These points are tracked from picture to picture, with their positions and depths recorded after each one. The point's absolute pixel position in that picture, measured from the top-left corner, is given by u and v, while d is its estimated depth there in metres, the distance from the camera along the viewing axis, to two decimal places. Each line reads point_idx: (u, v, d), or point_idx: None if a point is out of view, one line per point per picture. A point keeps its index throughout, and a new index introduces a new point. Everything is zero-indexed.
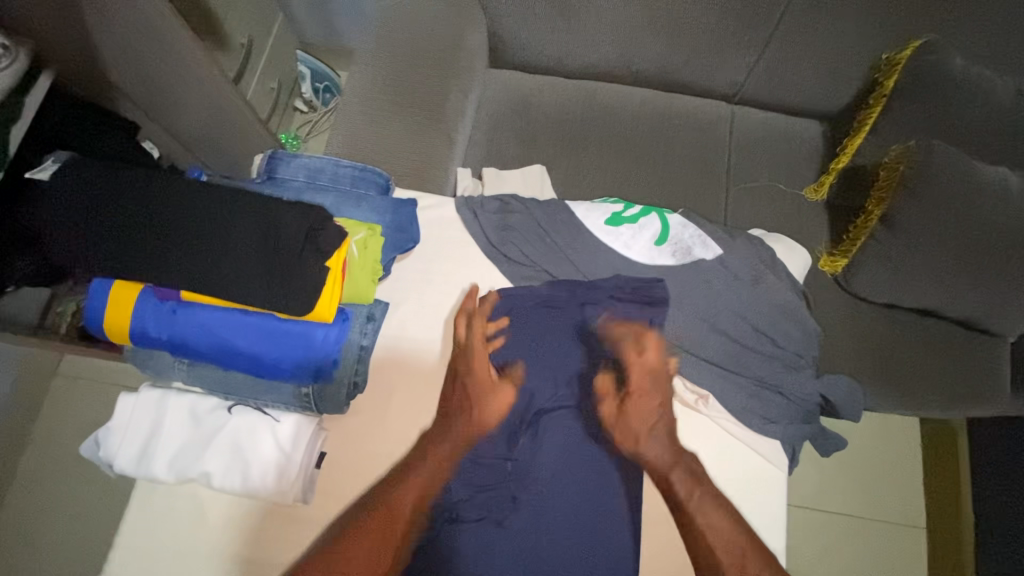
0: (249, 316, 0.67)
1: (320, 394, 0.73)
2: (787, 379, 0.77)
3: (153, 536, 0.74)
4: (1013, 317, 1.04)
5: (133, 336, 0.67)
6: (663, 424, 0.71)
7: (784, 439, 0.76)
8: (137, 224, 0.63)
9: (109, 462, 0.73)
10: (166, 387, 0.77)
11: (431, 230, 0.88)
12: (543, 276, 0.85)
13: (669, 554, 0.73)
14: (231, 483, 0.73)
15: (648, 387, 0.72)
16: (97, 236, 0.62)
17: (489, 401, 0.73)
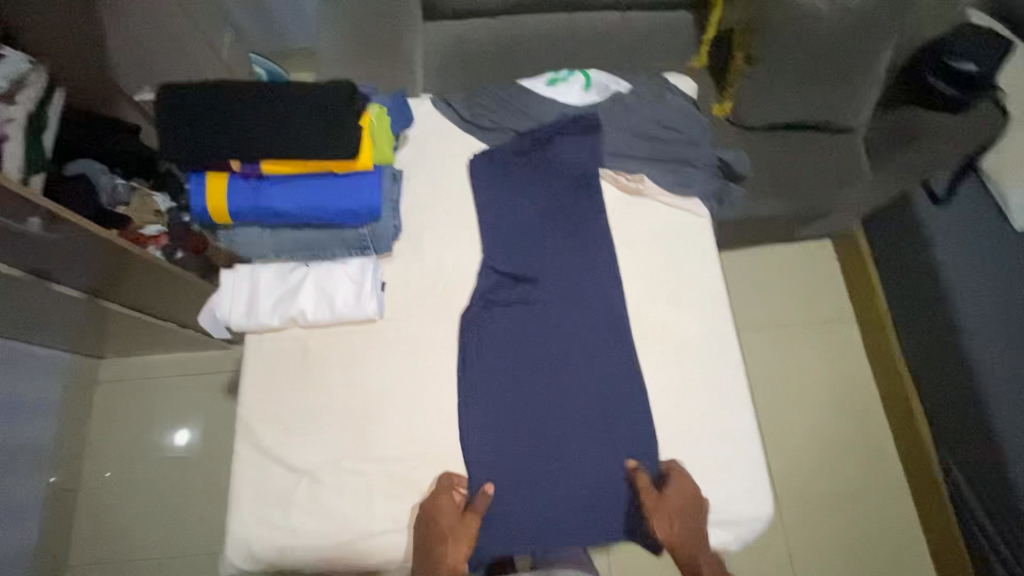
0: (312, 177, 0.93)
1: (373, 234, 0.98)
2: (694, 155, 1.08)
3: (271, 371, 0.98)
4: (852, 108, 1.42)
5: (231, 212, 0.93)
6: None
7: (702, 196, 1.08)
8: (233, 117, 0.88)
9: (226, 323, 0.97)
10: (252, 263, 1.01)
11: (419, 120, 1.15)
12: (509, 132, 1.13)
13: (641, 287, 1.04)
14: (322, 314, 0.98)
15: (673, 511, 0.88)
16: (204, 127, 0.88)
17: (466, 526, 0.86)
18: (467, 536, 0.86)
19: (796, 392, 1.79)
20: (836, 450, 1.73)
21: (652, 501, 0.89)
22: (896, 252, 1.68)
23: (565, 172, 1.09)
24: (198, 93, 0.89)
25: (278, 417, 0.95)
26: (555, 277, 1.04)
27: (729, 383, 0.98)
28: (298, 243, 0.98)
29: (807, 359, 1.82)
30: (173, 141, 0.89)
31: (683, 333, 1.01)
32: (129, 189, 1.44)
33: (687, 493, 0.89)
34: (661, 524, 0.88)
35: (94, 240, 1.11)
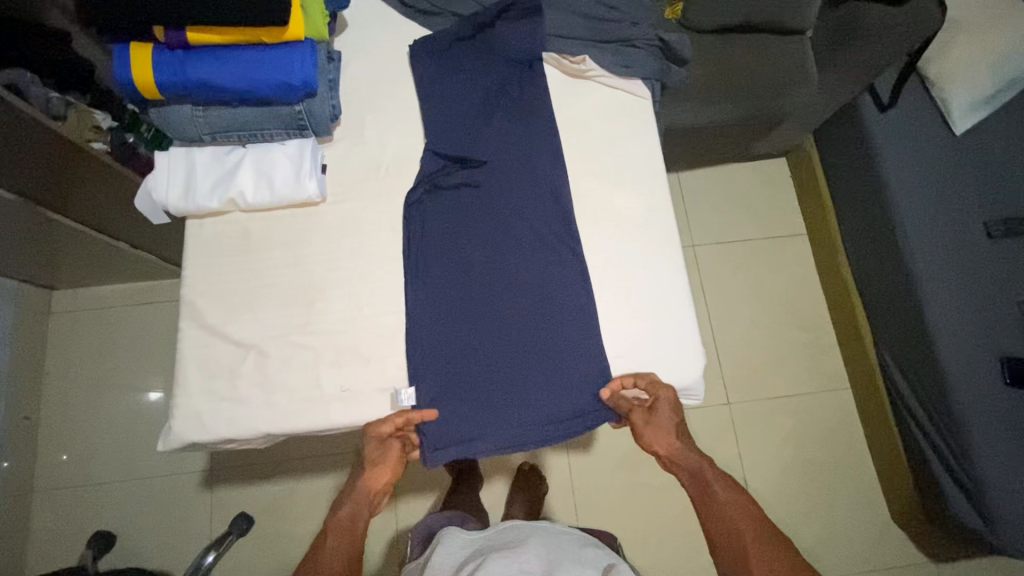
0: (242, 48, 0.91)
1: (310, 112, 0.97)
2: (636, 35, 1.07)
3: (213, 253, 0.97)
4: (801, 8, 1.42)
5: (158, 85, 0.90)
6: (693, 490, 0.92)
7: (643, 77, 1.08)
8: None
9: (163, 207, 0.96)
10: (188, 147, 0.99)
11: (357, 5, 1.11)
12: (450, 15, 1.10)
13: (583, 167, 1.05)
14: (263, 197, 0.97)
15: (669, 427, 0.94)
16: None
17: (382, 467, 0.91)
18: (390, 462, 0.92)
19: (747, 300, 1.90)
20: (778, 354, 1.85)
21: (644, 423, 0.95)
22: (843, 164, 1.76)
23: (507, 55, 1.08)
24: None
25: (223, 296, 0.95)
26: (497, 157, 1.04)
27: (667, 256, 1.02)
28: (232, 122, 0.96)
29: (758, 270, 1.92)
30: (90, 6, 0.85)
31: (623, 209, 1.03)
32: (66, 102, 1.16)
33: (673, 407, 0.94)
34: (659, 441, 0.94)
35: (49, 134, 1.12)
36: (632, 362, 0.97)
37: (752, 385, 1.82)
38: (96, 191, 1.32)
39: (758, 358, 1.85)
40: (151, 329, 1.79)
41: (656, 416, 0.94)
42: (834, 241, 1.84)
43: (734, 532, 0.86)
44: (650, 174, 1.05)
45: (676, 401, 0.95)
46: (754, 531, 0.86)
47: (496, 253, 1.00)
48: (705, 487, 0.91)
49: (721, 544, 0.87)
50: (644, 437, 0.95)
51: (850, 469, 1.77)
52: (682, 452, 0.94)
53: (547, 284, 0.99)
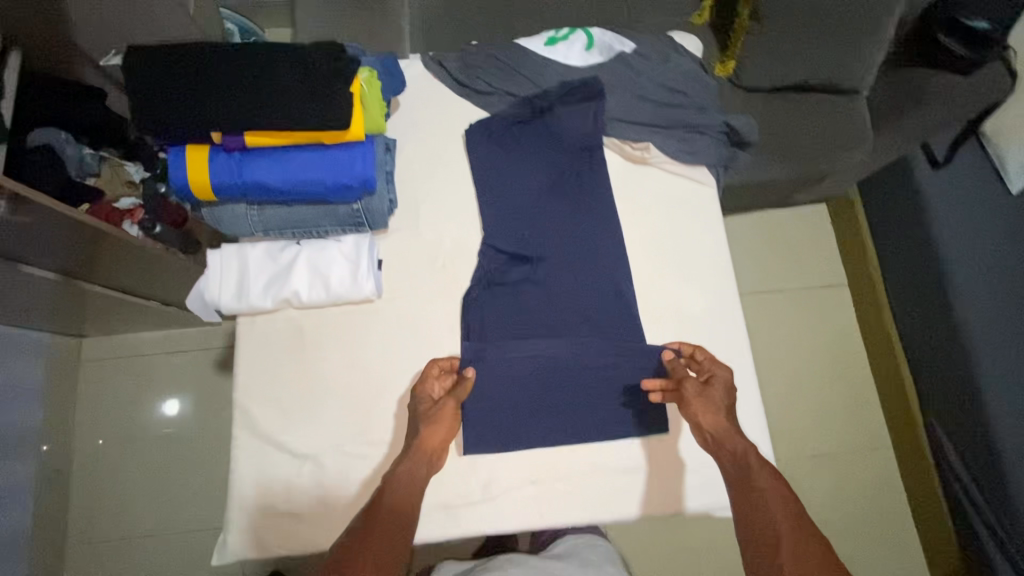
0: (301, 148, 0.86)
1: (368, 209, 0.93)
2: (702, 121, 1.03)
3: (267, 353, 0.94)
4: (861, 69, 1.34)
5: (213, 188, 0.86)
6: (733, 473, 0.83)
7: (708, 164, 1.04)
8: (212, 86, 0.81)
9: (215, 307, 0.92)
10: (240, 242, 0.95)
11: (411, 85, 1.07)
12: (507, 96, 1.06)
13: (646, 260, 1.01)
14: (317, 295, 0.93)
15: (718, 404, 0.88)
16: (182, 99, 0.80)
17: (438, 427, 0.87)
18: (445, 420, 0.88)
19: (785, 354, 1.85)
20: (819, 410, 1.81)
21: (696, 393, 0.88)
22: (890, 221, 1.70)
23: (567, 141, 1.04)
24: (171, 61, 0.81)
25: (277, 401, 0.92)
26: (556, 250, 1.00)
27: (734, 357, 0.98)
28: (287, 220, 0.92)
29: (797, 322, 1.88)
30: (145, 114, 0.81)
31: (687, 306, 1.00)
32: (98, 159, 1.32)
33: (727, 387, 0.90)
34: (706, 415, 0.87)
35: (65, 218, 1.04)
36: (698, 475, 0.93)
37: (791, 441, 1.78)
38: (125, 264, 1.26)
39: (797, 413, 1.81)
40: (182, 375, 1.77)
41: (710, 390, 0.89)
42: (879, 297, 1.77)
43: (773, 525, 0.76)
44: (715, 269, 1.01)
45: (731, 383, 0.90)
46: (797, 528, 0.75)
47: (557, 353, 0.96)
48: (746, 471, 0.82)
49: (759, 535, 0.76)
50: (691, 403, 0.88)
51: (892, 530, 1.73)
52: (728, 432, 0.86)
53: (611, 390, 0.95)
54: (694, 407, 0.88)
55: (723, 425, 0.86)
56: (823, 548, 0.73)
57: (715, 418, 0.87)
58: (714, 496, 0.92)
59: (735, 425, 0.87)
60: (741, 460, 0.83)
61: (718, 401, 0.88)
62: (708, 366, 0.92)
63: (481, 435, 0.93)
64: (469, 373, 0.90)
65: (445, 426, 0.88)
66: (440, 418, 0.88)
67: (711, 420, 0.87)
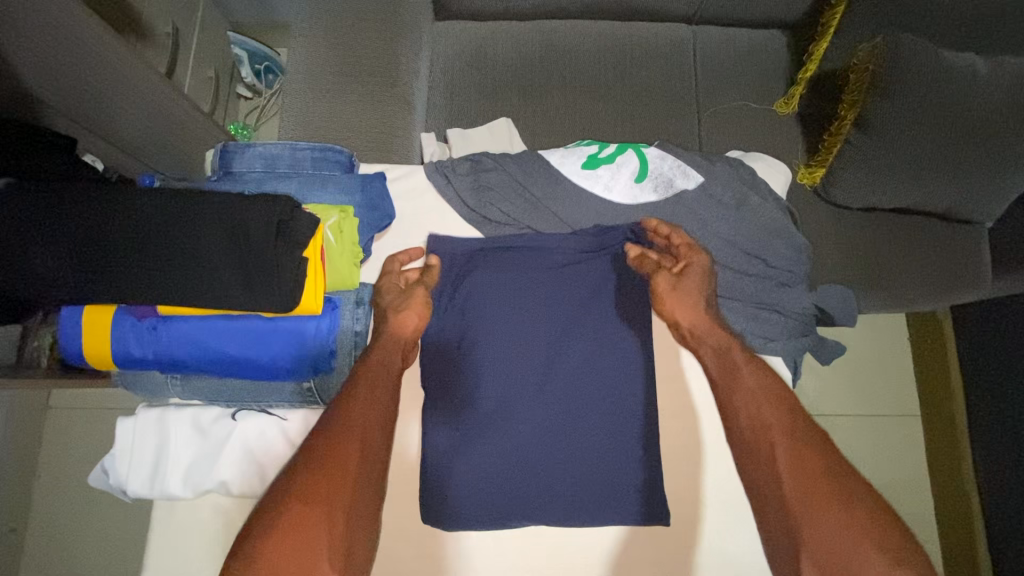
0: (234, 317, 0.65)
1: (322, 387, 0.71)
2: (784, 299, 0.77)
3: (180, 554, 0.73)
4: (991, 201, 1.05)
5: (117, 360, 0.65)
6: (715, 373, 0.67)
7: (788, 356, 0.76)
8: (107, 244, 0.59)
9: (122, 490, 0.72)
10: (163, 405, 0.74)
11: (407, 202, 0.84)
12: (527, 232, 0.82)
13: (687, 480, 0.75)
14: (251, 487, 0.72)
15: (697, 293, 0.72)
16: (63, 262, 0.58)
17: (407, 313, 0.71)
18: (416, 302, 0.71)
19: None
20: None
21: (670, 286, 0.72)
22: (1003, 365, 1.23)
23: (601, 303, 0.77)
24: (57, 206, 0.59)
25: None
26: (566, 458, 0.73)
27: None
28: (219, 392, 0.71)
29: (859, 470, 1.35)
30: (12, 277, 0.58)
31: (737, 554, 0.73)
32: None
33: (708, 274, 0.73)
34: (680, 308, 0.71)
35: None
36: None
37: None
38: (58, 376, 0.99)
39: None
40: None
41: (684, 276, 0.72)
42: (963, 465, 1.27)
43: (765, 432, 0.59)
44: None
45: (712, 268, 0.74)
46: (792, 427, 0.58)
47: None
48: (730, 372, 0.65)
49: (744, 430, 0.60)
50: (664, 301, 0.73)
51: None
52: (708, 327, 0.70)
53: None
54: (667, 303, 0.72)
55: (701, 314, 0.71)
56: (830, 457, 0.55)
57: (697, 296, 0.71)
58: None
59: (717, 317, 0.71)
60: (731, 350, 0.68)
61: (697, 288, 0.72)
62: (686, 251, 0.74)
63: None
64: (435, 260, 0.77)
65: (415, 305, 0.71)
66: (411, 302, 0.71)
67: (684, 291, 0.71)
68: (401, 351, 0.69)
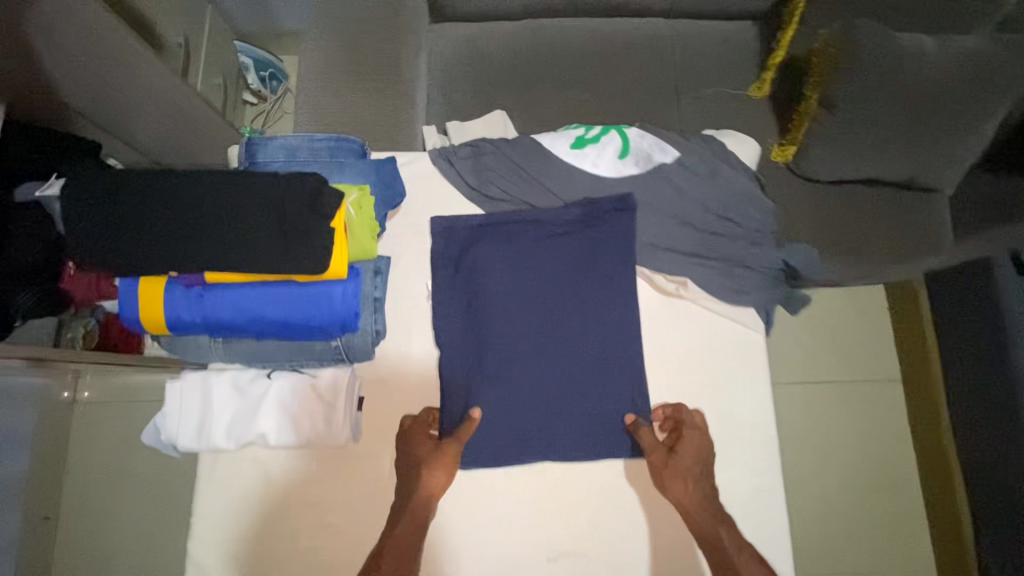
0: (271, 283, 0.74)
1: (348, 345, 0.80)
2: (754, 255, 0.87)
3: (227, 498, 0.83)
4: (951, 169, 1.15)
5: (169, 324, 0.74)
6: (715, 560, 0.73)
7: (757, 306, 0.87)
8: (164, 219, 0.68)
9: (173, 444, 0.81)
10: (205, 369, 0.83)
11: (414, 184, 0.94)
12: (524, 206, 0.92)
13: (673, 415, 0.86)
14: (287, 437, 0.82)
15: (691, 473, 0.79)
16: (125, 235, 0.67)
17: (440, 472, 0.79)
18: (447, 463, 0.80)
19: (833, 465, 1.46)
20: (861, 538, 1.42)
21: (666, 465, 0.79)
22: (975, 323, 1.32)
23: (592, 267, 0.87)
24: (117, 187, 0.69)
25: (236, 554, 0.82)
26: (564, 399, 0.84)
27: (771, 549, 0.81)
28: (256, 353, 0.80)
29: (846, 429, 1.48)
30: (84, 251, 0.68)
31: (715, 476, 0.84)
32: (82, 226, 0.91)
33: (700, 455, 0.80)
34: (676, 488, 0.78)
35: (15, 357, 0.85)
36: None
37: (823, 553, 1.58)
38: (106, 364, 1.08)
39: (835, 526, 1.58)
40: None
41: (677, 456, 0.79)
42: (944, 427, 1.39)
43: None
44: (754, 434, 0.85)
45: (704, 443, 0.81)
46: None
47: (554, 522, 0.83)
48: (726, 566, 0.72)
49: None
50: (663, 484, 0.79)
51: None
52: (700, 507, 0.77)
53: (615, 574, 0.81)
54: (664, 479, 0.79)
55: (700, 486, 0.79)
56: None
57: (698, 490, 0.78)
58: None
59: (708, 496, 0.78)
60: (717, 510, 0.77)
61: (689, 466, 0.79)
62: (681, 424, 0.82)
63: None
64: (476, 414, 0.82)
65: (445, 468, 0.79)
66: (440, 462, 0.80)
67: (679, 462, 0.79)
68: (427, 515, 0.78)
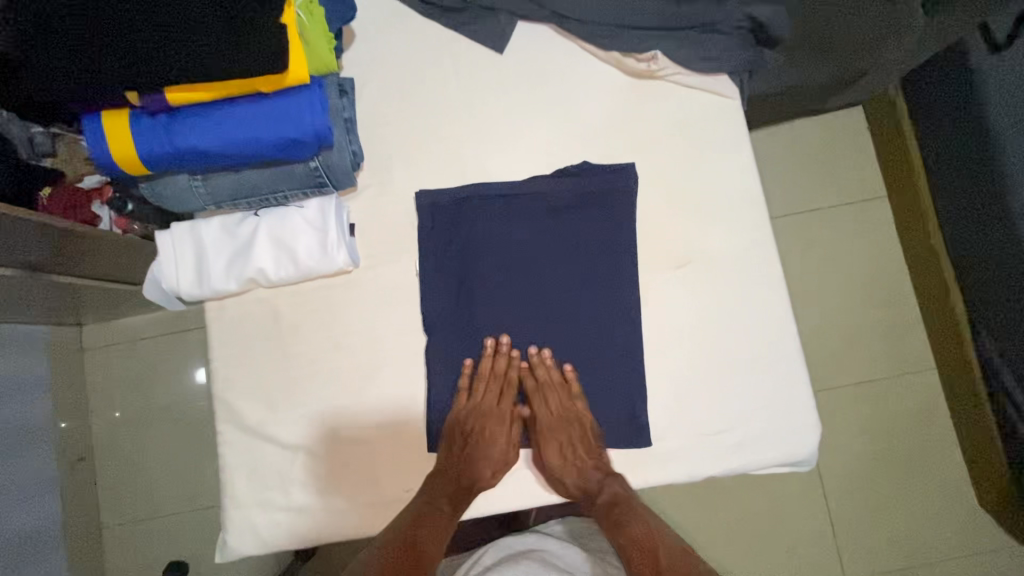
0: (236, 101, 0.73)
1: (328, 165, 0.80)
2: (721, 15, 0.85)
3: (240, 342, 0.85)
4: None
5: (143, 161, 0.74)
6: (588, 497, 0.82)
7: (731, 71, 0.86)
8: (107, 36, 0.66)
9: (176, 294, 0.83)
10: (193, 219, 0.83)
11: (367, 9, 0.90)
12: (481, 11, 0.89)
13: (661, 193, 0.86)
14: (286, 272, 0.82)
15: (550, 427, 0.82)
16: (77, 60, 0.66)
17: (505, 426, 0.84)
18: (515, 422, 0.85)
19: (829, 283, 1.54)
20: (856, 343, 1.53)
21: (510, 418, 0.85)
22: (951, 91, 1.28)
23: (560, 65, 0.89)
24: (55, 13, 0.66)
25: (258, 391, 0.84)
26: (553, 193, 0.86)
27: (768, 298, 0.84)
28: (238, 189, 0.80)
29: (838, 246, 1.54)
30: (44, 86, 0.68)
31: (710, 244, 0.85)
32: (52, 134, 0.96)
33: (564, 398, 0.83)
34: (548, 448, 0.82)
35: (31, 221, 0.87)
36: (729, 442, 0.81)
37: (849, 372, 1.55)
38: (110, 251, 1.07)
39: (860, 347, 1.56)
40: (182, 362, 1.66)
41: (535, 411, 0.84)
42: (927, 217, 1.42)
43: None
44: (744, 198, 0.85)
45: (557, 390, 0.83)
46: None
47: (556, 313, 0.84)
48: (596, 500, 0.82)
49: None
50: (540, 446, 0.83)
51: None
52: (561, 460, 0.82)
53: (626, 349, 0.83)
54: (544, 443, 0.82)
55: (569, 446, 0.82)
56: None
57: (581, 468, 0.82)
58: (752, 459, 0.81)
59: (578, 444, 0.82)
60: (595, 459, 0.82)
61: (551, 420, 0.82)
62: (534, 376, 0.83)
63: (482, 407, 0.83)
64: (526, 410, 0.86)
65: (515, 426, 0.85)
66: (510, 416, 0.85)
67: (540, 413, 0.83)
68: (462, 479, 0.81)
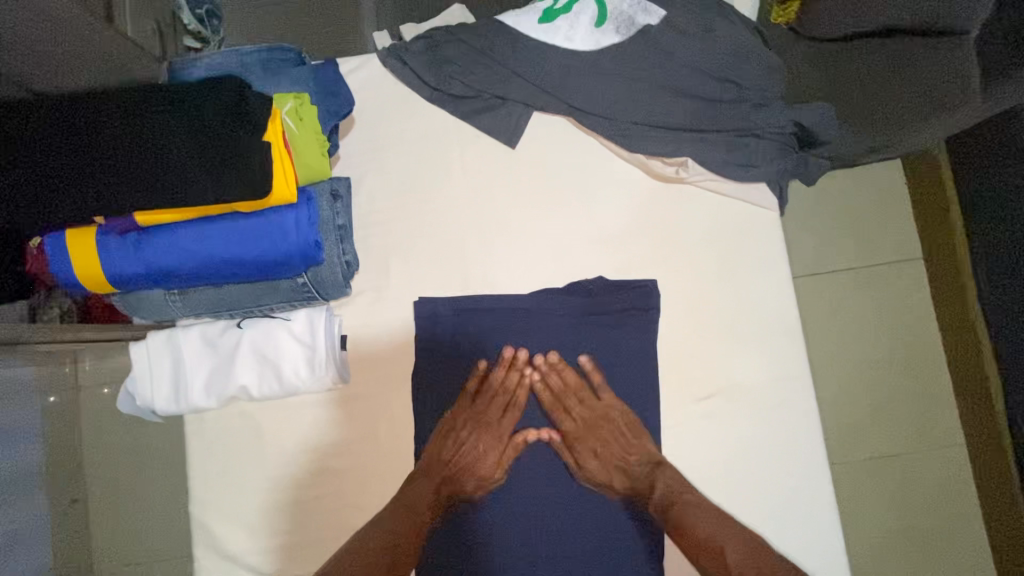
0: (214, 218, 0.66)
1: (317, 280, 0.72)
2: (761, 120, 0.77)
3: (220, 458, 0.79)
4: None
5: (111, 280, 0.67)
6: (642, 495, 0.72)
7: (768, 179, 0.78)
8: (70, 160, 0.59)
9: (151, 408, 0.76)
10: (172, 326, 0.77)
11: (369, 94, 0.82)
12: (494, 100, 0.80)
13: (685, 313, 0.78)
14: (269, 389, 0.76)
15: (595, 424, 0.74)
16: (33, 185, 0.59)
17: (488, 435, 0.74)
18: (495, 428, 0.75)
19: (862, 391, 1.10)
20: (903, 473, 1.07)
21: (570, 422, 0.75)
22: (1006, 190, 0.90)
23: (579, 163, 0.80)
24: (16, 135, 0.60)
25: (238, 513, 0.78)
26: (564, 311, 0.77)
27: (800, 434, 0.75)
28: (218, 302, 0.73)
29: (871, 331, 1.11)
30: None
31: (738, 372, 0.77)
32: None
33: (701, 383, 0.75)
34: (586, 458, 0.74)
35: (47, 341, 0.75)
36: None
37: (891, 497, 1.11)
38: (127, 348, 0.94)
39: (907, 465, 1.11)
40: None
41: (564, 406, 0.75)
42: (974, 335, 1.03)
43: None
44: (779, 321, 0.77)
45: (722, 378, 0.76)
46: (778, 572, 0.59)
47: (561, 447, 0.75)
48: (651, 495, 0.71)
49: None
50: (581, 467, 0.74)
51: None
52: (610, 459, 0.73)
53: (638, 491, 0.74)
54: (578, 455, 0.74)
55: (623, 450, 0.73)
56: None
57: (621, 466, 0.73)
58: None
59: (625, 443, 0.73)
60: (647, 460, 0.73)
61: (599, 419, 0.74)
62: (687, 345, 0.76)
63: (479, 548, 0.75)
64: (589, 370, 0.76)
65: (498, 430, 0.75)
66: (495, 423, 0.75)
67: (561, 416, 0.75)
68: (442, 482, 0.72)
